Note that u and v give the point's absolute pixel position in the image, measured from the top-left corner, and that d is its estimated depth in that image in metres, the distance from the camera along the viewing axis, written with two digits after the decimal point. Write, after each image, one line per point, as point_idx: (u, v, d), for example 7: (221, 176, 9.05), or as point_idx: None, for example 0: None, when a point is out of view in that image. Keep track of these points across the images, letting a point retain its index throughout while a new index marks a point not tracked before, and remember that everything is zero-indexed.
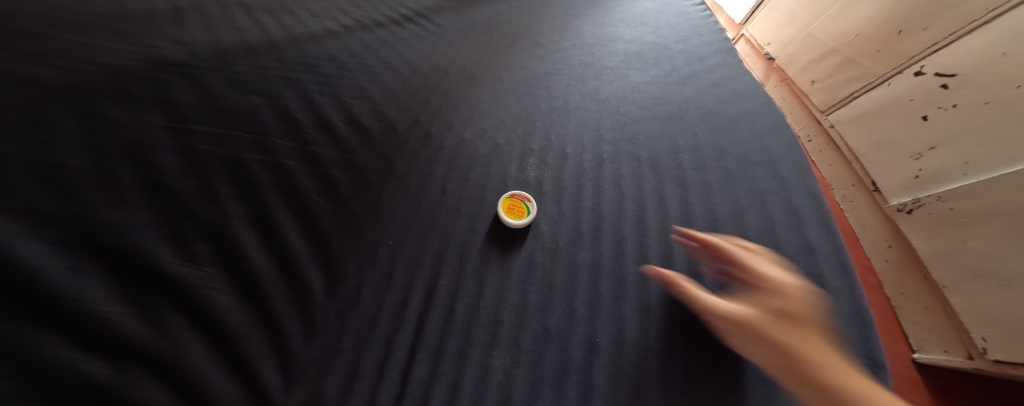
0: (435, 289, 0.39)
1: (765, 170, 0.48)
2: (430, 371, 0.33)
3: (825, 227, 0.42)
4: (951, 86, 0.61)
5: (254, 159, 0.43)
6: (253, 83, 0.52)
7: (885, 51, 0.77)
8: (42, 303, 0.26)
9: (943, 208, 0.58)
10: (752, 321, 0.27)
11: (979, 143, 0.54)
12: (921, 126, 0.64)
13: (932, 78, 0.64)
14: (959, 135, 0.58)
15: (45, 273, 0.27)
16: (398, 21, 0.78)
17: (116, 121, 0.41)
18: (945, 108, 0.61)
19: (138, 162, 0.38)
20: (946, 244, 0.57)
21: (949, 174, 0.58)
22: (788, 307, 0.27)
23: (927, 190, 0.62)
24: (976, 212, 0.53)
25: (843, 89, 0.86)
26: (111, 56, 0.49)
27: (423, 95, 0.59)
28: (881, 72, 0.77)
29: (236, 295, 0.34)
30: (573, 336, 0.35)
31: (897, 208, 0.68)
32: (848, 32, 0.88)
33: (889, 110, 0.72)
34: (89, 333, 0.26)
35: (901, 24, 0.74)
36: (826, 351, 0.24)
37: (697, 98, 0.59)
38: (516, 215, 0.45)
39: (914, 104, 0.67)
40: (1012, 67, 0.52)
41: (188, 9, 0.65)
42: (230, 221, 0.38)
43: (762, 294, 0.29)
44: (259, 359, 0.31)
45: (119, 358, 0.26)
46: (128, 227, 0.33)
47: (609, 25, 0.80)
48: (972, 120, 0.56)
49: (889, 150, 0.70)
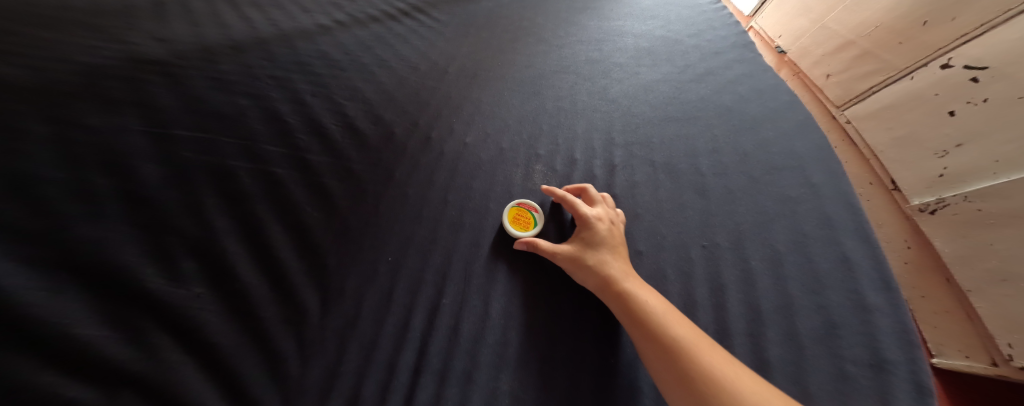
0: (438, 307, 0.36)
1: (790, 175, 0.44)
2: (434, 399, 0.30)
3: (858, 238, 0.39)
4: (981, 80, 0.57)
5: (242, 167, 0.40)
6: (238, 82, 0.48)
7: (907, 43, 0.73)
8: (19, 326, 0.23)
9: (969, 209, 0.55)
10: (587, 261, 0.34)
11: (1010, 140, 0.51)
12: (947, 122, 0.61)
13: (960, 72, 0.61)
14: (989, 132, 0.54)
15: (20, 293, 0.25)
16: (395, 16, 0.74)
17: (91, 126, 0.37)
18: (974, 103, 0.58)
19: (115, 170, 0.35)
20: (969, 245, 0.54)
21: (977, 172, 0.55)
22: (602, 241, 0.35)
23: (951, 190, 0.58)
24: (1006, 214, 0.49)
25: (860, 83, 0.82)
26: (84, 53, 0.44)
27: (422, 96, 0.56)
28: (903, 65, 0.73)
29: (227, 316, 0.32)
30: (586, 357, 0.34)
31: (917, 208, 0.64)
32: (866, 23, 0.84)
33: (911, 105, 0.69)
34: (76, 361, 0.24)
35: (926, 15, 0.70)
36: (624, 269, 0.33)
37: (713, 97, 0.55)
38: (522, 227, 0.42)
39: (939, 98, 0.64)
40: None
41: (170, 3, 0.61)
42: (218, 235, 0.35)
43: (586, 233, 0.36)
44: (255, 387, 0.30)
45: (110, 385, 0.25)
46: (107, 243, 0.30)
47: (617, 19, 0.76)
48: (1004, 116, 0.53)
49: (911, 147, 0.67)
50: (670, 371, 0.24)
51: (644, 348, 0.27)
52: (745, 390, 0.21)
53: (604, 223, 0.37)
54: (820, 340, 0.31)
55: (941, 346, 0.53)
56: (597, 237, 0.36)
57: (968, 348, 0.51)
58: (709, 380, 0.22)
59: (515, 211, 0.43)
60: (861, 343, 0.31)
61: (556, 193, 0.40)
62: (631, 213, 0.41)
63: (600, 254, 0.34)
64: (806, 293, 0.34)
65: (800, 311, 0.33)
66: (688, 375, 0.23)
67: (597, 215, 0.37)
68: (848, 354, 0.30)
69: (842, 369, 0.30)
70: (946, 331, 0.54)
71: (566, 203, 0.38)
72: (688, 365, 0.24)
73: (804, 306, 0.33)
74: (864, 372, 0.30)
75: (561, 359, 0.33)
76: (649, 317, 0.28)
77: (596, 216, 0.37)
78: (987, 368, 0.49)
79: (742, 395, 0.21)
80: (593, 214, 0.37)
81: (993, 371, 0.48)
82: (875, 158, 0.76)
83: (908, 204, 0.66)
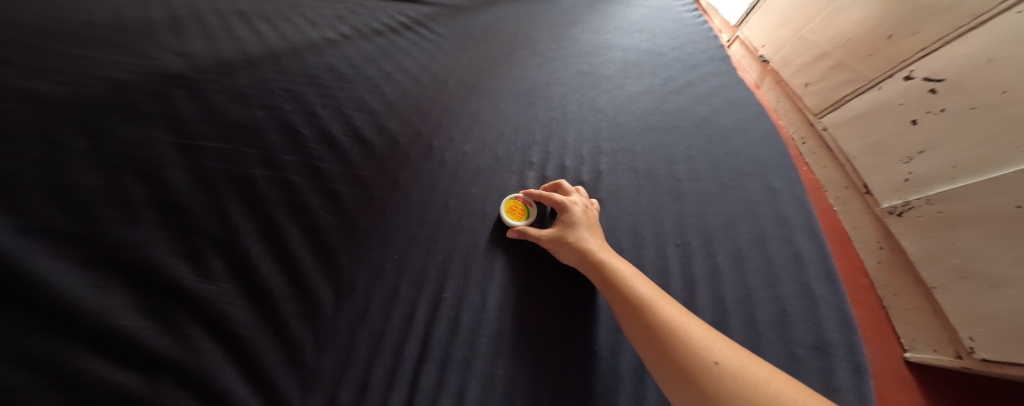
0: (439, 301, 0.40)
1: (756, 181, 0.49)
2: (437, 380, 0.34)
3: (812, 237, 0.44)
4: (940, 91, 0.62)
5: (261, 175, 0.44)
6: (253, 94, 0.52)
7: (876, 55, 0.78)
8: (71, 319, 0.28)
9: (931, 211, 0.59)
10: (567, 238, 0.37)
11: (966, 147, 0.55)
12: (911, 130, 0.66)
13: (920, 83, 0.66)
14: (947, 140, 0.59)
15: (66, 292, 0.29)
16: (397, 29, 0.79)
17: (124, 138, 0.41)
18: (933, 113, 0.63)
19: (147, 179, 0.39)
20: (937, 247, 0.57)
21: (938, 177, 0.59)
22: (579, 222, 0.39)
23: (917, 194, 0.62)
24: (967, 215, 0.53)
25: (836, 92, 0.87)
26: (113, 69, 0.48)
27: (423, 107, 0.60)
28: (871, 76, 0.78)
29: (251, 309, 0.36)
30: (574, 344, 0.38)
31: (887, 211, 0.69)
32: (841, 35, 0.89)
33: (879, 114, 0.74)
34: (116, 348, 0.29)
35: (891, 29, 0.76)
36: (601, 245, 0.37)
37: (692, 108, 0.60)
38: (516, 216, 0.46)
39: (904, 108, 0.69)
40: (1001, 71, 0.53)
41: (186, 18, 0.64)
42: (242, 237, 0.39)
43: (564, 217, 0.40)
44: (277, 370, 0.33)
45: (145, 367, 0.29)
46: (145, 245, 0.35)
47: (607, 32, 0.81)
48: (959, 125, 0.58)
49: (881, 153, 0.72)
50: (637, 327, 0.27)
51: (617, 307, 0.30)
52: (699, 337, 0.23)
53: (580, 207, 0.41)
54: (775, 326, 0.36)
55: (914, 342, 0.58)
56: (574, 219, 0.40)
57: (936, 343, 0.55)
58: (666, 328, 0.25)
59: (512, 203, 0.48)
60: (809, 328, 0.36)
61: (534, 193, 0.44)
62: (615, 216, 0.45)
63: (578, 232, 0.38)
64: (765, 286, 0.39)
65: (760, 301, 0.38)
66: (650, 327, 0.26)
67: (573, 201, 0.42)
68: (798, 338, 0.35)
69: (792, 351, 0.34)
70: (917, 327, 0.59)
71: (545, 194, 0.43)
72: (650, 319, 0.26)
73: (763, 297, 0.38)
74: (810, 353, 0.34)
75: (551, 347, 0.37)
76: (622, 281, 0.31)
77: (573, 202, 0.41)
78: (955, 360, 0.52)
79: (697, 341, 0.23)
80: (569, 200, 0.41)
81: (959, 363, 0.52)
82: (848, 162, 0.80)
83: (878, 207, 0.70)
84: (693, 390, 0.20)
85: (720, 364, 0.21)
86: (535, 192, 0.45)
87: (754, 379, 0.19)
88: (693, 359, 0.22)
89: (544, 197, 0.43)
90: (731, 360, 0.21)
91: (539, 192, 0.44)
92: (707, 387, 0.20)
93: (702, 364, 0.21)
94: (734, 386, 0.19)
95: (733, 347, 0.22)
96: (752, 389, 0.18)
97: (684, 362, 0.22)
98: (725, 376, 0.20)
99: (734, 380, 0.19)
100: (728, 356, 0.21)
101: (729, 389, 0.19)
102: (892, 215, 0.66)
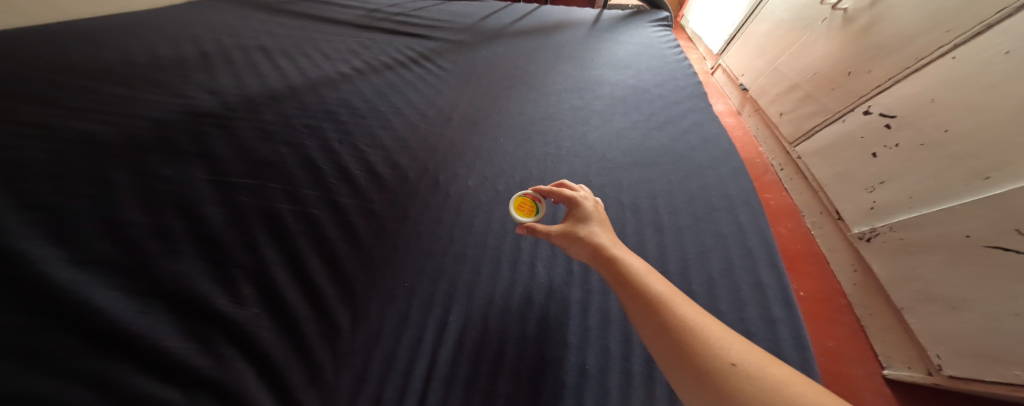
0: (445, 323, 0.45)
1: (726, 214, 0.55)
2: (443, 398, 0.39)
3: (773, 266, 0.49)
4: (893, 126, 0.72)
5: (286, 209, 0.49)
6: (279, 132, 0.57)
7: (839, 89, 0.87)
8: (128, 344, 0.33)
9: (896, 237, 0.69)
10: (581, 235, 0.41)
11: (921, 181, 0.65)
12: (873, 161, 0.76)
13: (877, 118, 0.76)
14: (903, 172, 0.69)
15: (123, 319, 0.34)
16: (406, 64, 0.86)
17: (165, 176, 0.46)
18: (889, 147, 0.72)
19: (186, 214, 0.44)
20: (901, 270, 0.67)
21: (899, 207, 0.69)
22: (592, 219, 0.43)
23: (882, 221, 0.73)
24: (925, 242, 0.63)
25: (807, 122, 0.97)
26: (154, 109, 0.53)
27: (431, 142, 0.66)
28: (835, 109, 0.87)
29: (278, 332, 0.41)
30: (567, 364, 0.42)
31: (858, 236, 0.77)
32: (808, 70, 0.98)
33: (844, 145, 0.83)
34: (166, 368, 0.34)
35: (850, 67, 0.85)
36: (614, 241, 0.40)
37: (671, 144, 0.66)
38: (524, 213, 0.51)
39: (865, 140, 0.78)
40: (945, 111, 0.62)
41: (214, 54, 0.70)
42: (270, 266, 0.44)
43: (576, 213, 0.44)
44: (300, 388, 0.38)
45: (189, 385, 0.34)
46: (187, 275, 0.40)
47: (597, 68, 0.89)
48: (912, 160, 0.67)
49: (848, 182, 0.82)
50: (650, 324, 0.30)
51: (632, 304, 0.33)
52: (712, 336, 0.27)
53: (590, 202, 0.46)
54: None
55: (890, 359, 0.67)
56: (587, 217, 0.44)
57: (909, 360, 0.64)
58: (682, 328, 0.28)
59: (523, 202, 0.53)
60: (769, 350, 0.41)
61: (545, 189, 0.49)
62: None
63: (589, 228, 0.42)
64: (732, 311, 0.44)
65: (727, 324, 0.43)
66: (665, 325, 0.29)
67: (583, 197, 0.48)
68: None
69: None
70: (891, 345, 0.68)
71: (556, 190, 0.48)
72: (666, 317, 0.30)
73: (731, 322, 0.43)
74: None
75: (546, 367, 0.42)
76: (638, 280, 0.34)
77: (584, 198, 0.46)
78: (926, 377, 0.62)
79: (711, 340, 0.27)
80: (581, 197, 0.46)
81: (929, 380, 0.61)
82: (819, 189, 0.89)
83: (850, 232, 0.79)
84: (706, 384, 0.24)
85: (734, 363, 0.24)
86: (546, 188, 0.50)
87: (763, 375, 0.23)
88: (709, 357, 0.25)
89: (557, 193, 0.48)
90: (744, 358, 0.24)
91: (551, 188, 0.49)
92: (724, 383, 0.23)
93: (716, 361, 0.25)
94: (748, 382, 0.22)
95: (748, 348, 0.26)
96: (763, 386, 0.22)
97: (699, 358, 0.26)
98: (738, 372, 0.23)
99: (747, 376, 0.23)
100: (741, 353, 0.25)
101: (742, 384, 0.22)
102: (862, 240, 0.75)
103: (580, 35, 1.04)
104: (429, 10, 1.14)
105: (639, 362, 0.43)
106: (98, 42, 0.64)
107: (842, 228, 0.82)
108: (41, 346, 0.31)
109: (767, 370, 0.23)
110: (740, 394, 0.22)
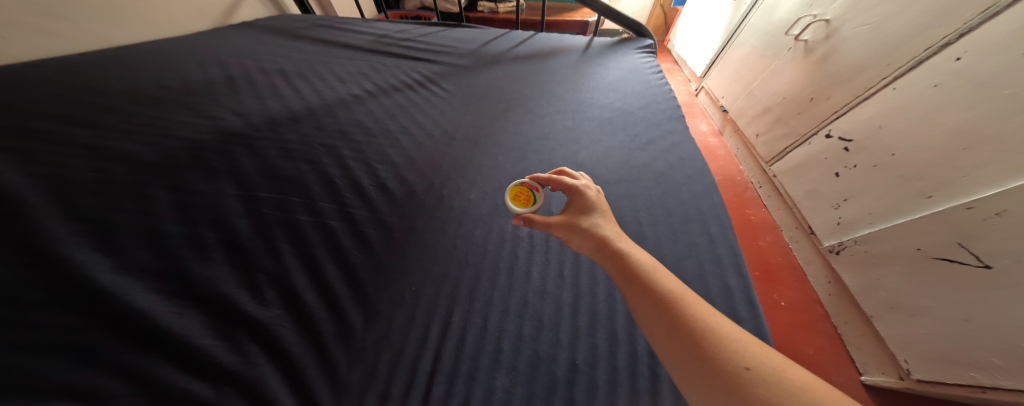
0: (449, 323, 0.50)
1: (699, 225, 0.61)
2: (446, 391, 0.43)
3: (739, 273, 0.55)
4: (851, 150, 0.92)
5: (306, 220, 0.55)
6: (299, 150, 0.63)
7: (803, 114, 1.11)
8: (170, 345, 0.38)
9: (860, 250, 0.89)
10: (588, 230, 0.48)
11: (874, 200, 0.84)
12: (838, 180, 0.96)
13: (838, 142, 0.96)
14: (861, 192, 0.88)
15: (165, 322, 0.39)
16: (412, 86, 0.93)
17: (198, 191, 0.51)
18: (850, 167, 0.92)
19: (218, 225, 0.49)
20: (867, 281, 0.87)
21: (861, 222, 0.89)
22: (605, 219, 0.50)
23: (847, 235, 0.93)
24: (883, 255, 0.83)
25: (779, 143, 1.21)
26: (188, 130, 0.59)
27: (436, 159, 0.73)
28: (803, 131, 1.10)
29: (298, 332, 0.45)
30: (558, 360, 0.47)
31: (828, 249, 1.00)
32: (778, 95, 1.23)
33: (813, 165, 1.05)
34: (200, 366, 0.39)
35: (811, 94, 1.08)
36: (634, 247, 0.45)
37: (652, 162, 0.73)
38: (522, 202, 0.61)
39: (828, 161, 0.99)
40: (890, 136, 0.82)
41: (238, 78, 0.77)
42: (291, 272, 0.49)
43: (584, 207, 0.53)
44: (317, 383, 0.42)
45: (220, 381, 0.39)
46: (218, 282, 0.44)
47: (587, 92, 0.97)
48: (867, 180, 0.87)
49: (816, 199, 1.03)
50: (669, 323, 0.35)
51: (649, 304, 0.38)
52: (729, 341, 0.32)
53: (592, 191, 0.55)
54: None
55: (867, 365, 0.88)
56: (598, 214, 0.51)
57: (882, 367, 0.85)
58: (702, 331, 0.33)
59: (520, 189, 0.61)
60: None
61: (544, 178, 0.59)
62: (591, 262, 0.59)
63: (596, 221, 0.50)
64: None
65: None
66: (686, 328, 0.34)
67: (583, 185, 0.56)
68: None
69: None
70: (865, 350, 0.89)
71: (555, 178, 0.58)
72: (687, 321, 0.35)
73: None
74: None
75: (541, 363, 0.46)
76: (658, 286, 0.39)
77: (587, 187, 0.55)
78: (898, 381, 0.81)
79: (728, 345, 0.32)
80: (591, 193, 0.54)
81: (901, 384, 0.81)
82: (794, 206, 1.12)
83: (822, 246, 1.01)
84: (725, 381, 0.29)
85: (749, 367, 0.29)
86: (544, 176, 0.59)
87: (776, 377, 0.28)
88: (727, 360, 0.31)
89: (566, 186, 0.56)
90: (759, 361, 0.30)
91: (549, 175, 0.59)
92: (744, 385, 0.28)
93: (734, 363, 0.30)
94: (764, 385, 0.28)
95: (761, 352, 0.31)
96: (779, 389, 0.27)
97: (717, 359, 0.31)
98: (753, 375, 0.29)
99: (763, 379, 0.28)
100: (755, 355, 0.30)
101: (760, 386, 0.28)
102: (833, 253, 0.97)
103: (572, 60, 1.14)
104: (433, 37, 1.24)
105: (624, 358, 0.48)
106: (137, 68, 0.71)
107: (815, 241, 1.05)
108: (95, 347, 0.35)
109: (782, 375, 0.28)
110: (762, 396, 0.27)
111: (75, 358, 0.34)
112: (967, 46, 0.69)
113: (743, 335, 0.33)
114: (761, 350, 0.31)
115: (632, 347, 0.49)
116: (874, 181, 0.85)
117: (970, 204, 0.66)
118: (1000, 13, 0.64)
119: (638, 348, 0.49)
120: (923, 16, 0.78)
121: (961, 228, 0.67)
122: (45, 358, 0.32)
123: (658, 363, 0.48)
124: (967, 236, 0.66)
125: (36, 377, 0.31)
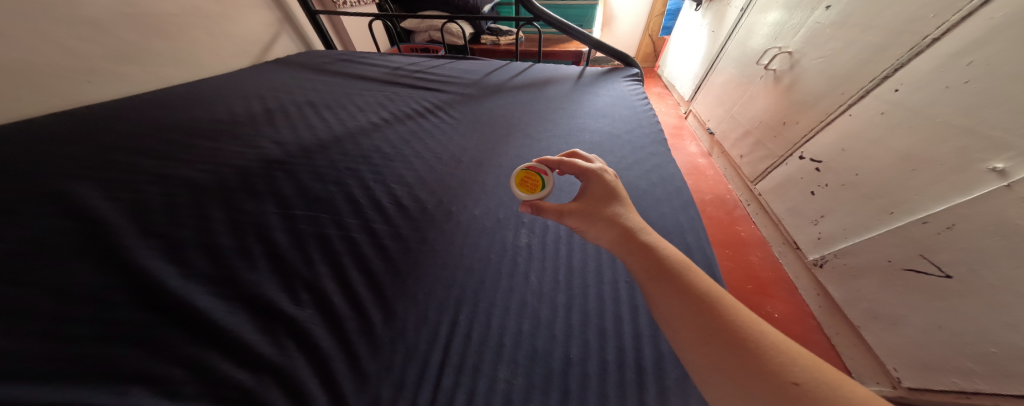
0: (456, 321, 0.57)
1: (676, 237, 0.69)
2: (453, 382, 0.50)
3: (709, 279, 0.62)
4: (822, 170, 1.10)
5: (334, 234, 0.63)
6: (329, 174, 0.73)
7: (779, 136, 1.35)
8: (225, 340, 0.45)
9: (839, 263, 1.01)
10: (605, 225, 0.55)
11: (846, 215, 0.99)
12: (815, 197, 1.12)
13: (811, 162, 1.16)
14: (834, 208, 1.04)
15: (221, 322, 0.46)
16: (422, 113, 1.05)
17: (246, 210, 0.60)
18: (822, 185, 1.10)
19: (263, 239, 0.57)
20: (848, 292, 0.97)
21: (837, 237, 1.02)
22: (632, 215, 0.57)
23: (827, 249, 1.06)
24: (859, 267, 0.94)
25: (760, 164, 1.45)
26: (236, 158, 0.69)
27: (445, 180, 0.82)
28: (779, 154, 1.34)
29: (325, 329, 0.51)
30: (554, 354, 0.53)
31: (813, 262, 1.11)
32: (756, 118, 1.52)
33: (791, 184, 1.24)
34: (247, 359, 0.44)
35: (783, 119, 1.34)
36: (674, 252, 0.50)
37: (637, 181, 0.82)
38: (528, 189, 0.70)
39: (805, 179, 1.18)
40: (848, 159, 1.01)
41: (275, 111, 0.89)
42: (320, 277, 0.57)
43: (609, 197, 0.60)
44: (341, 374, 0.47)
45: (262, 373, 0.44)
46: (262, 287, 0.52)
47: (580, 117, 1.08)
48: (839, 197, 1.02)
49: (796, 217, 1.20)
50: (713, 329, 0.40)
51: (691, 307, 0.42)
52: (778, 358, 0.36)
53: (608, 175, 0.64)
54: None
55: (863, 376, 0.92)
56: (625, 210, 0.57)
57: (878, 377, 0.89)
58: (749, 342, 0.37)
59: (529, 173, 0.71)
60: None
61: (558, 160, 0.68)
62: (577, 270, 0.67)
63: (618, 210, 0.57)
64: None
65: None
66: (733, 337, 0.38)
67: (600, 170, 0.65)
68: None
69: None
70: (859, 361, 0.94)
71: (568, 162, 0.67)
72: (733, 331, 0.39)
73: None
74: None
75: (540, 358, 0.52)
76: (702, 292, 0.43)
77: (604, 172, 0.64)
78: (893, 390, 0.85)
79: (779, 361, 0.35)
80: (616, 184, 0.61)
81: (896, 392, 0.84)
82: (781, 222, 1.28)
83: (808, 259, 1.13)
84: (772, 391, 0.33)
85: (799, 383, 0.33)
86: (554, 161, 0.69)
87: (828, 394, 0.32)
88: (778, 373, 0.34)
89: (589, 171, 0.64)
90: (812, 378, 0.33)
91: (559, 159, 0.68)
92: (793, 397, 0.32)
93: (784, 377, 0.34)
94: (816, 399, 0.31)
95: (808, 368, 0.34)
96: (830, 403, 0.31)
97: (770, 370, 0.35)
98: (801, 390, 0.32)
99: (815, 395, 0.32)
100: (807, 372, 0.34)
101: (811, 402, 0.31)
102: (817, 266, 1.08)
103: (568, 88, 1.27)
104: (442, 68, 1.38)
105: (612, 354, 0.54)
106: (193, 107, 0.84)
107: (800, 255, 1.17)
108: (168, 342, 0.42)
109: (832, 394, 0.32)
110: None
111: (147, 348, 0.41)
112: (900, 80, 0.90)
113: (790, 347, 0.37)
114: (813, 365, 0.35)
115: (620, 343, 0.55)
116: (846, 198, 1.00)
117: (925, 219, 0.78)
118: (922, 51, 0.85)
119: (625, 344, 0.55)
120: (864, 53, 1.02)
121: (920, 240, 0.78)
122: (123, 348, 0.40)
123: (643, 358, 0.54)
124: (927, 248, 0.77)
125: (115, 364, 0.39)
